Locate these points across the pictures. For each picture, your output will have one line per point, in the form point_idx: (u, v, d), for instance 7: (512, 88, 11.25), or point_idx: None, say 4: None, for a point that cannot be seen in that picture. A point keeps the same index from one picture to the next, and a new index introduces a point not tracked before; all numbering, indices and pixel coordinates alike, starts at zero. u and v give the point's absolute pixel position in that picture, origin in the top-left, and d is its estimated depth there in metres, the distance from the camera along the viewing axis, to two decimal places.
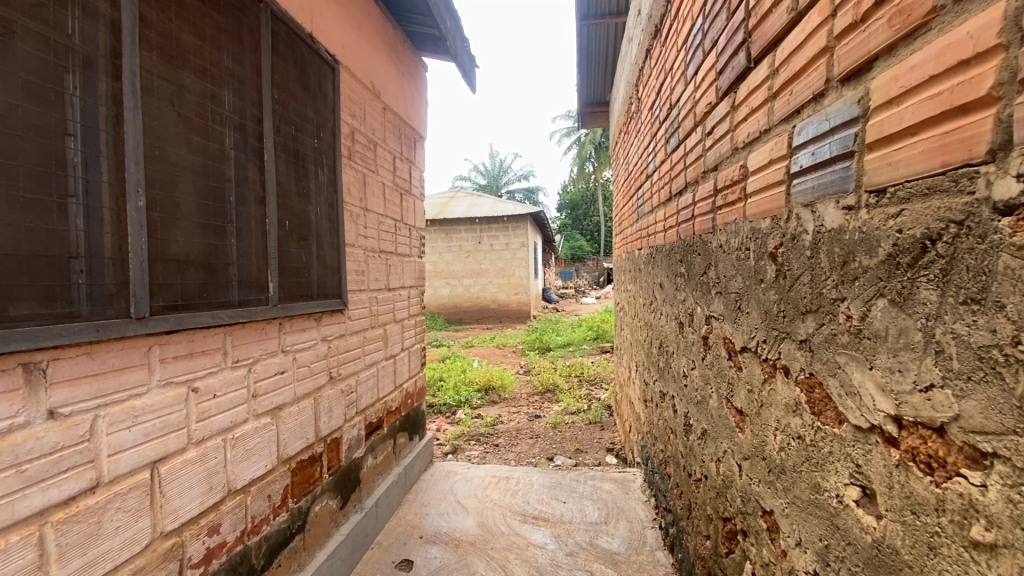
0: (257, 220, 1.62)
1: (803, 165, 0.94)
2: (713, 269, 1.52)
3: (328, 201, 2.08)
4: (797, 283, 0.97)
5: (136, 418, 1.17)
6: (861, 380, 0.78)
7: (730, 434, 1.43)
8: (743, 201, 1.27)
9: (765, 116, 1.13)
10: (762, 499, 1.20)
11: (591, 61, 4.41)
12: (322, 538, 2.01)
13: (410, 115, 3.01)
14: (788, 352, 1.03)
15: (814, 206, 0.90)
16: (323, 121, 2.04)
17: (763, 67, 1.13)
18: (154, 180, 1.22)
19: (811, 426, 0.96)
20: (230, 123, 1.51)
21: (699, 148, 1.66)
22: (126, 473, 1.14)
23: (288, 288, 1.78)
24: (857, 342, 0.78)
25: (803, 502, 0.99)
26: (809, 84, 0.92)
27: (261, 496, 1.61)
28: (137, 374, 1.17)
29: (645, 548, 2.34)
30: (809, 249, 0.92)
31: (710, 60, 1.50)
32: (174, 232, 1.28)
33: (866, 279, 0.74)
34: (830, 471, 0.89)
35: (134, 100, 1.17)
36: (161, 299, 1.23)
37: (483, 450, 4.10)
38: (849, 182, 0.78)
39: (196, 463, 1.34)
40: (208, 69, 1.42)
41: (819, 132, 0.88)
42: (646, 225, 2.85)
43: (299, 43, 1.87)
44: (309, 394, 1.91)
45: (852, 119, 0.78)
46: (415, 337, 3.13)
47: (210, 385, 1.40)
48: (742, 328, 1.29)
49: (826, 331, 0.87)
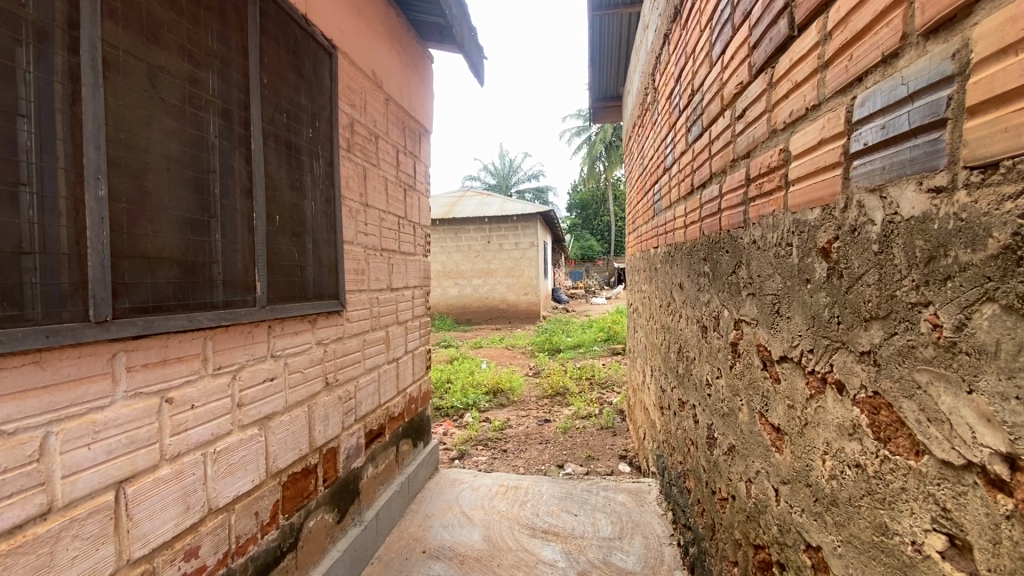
0: (243, 214, 1.49)
1: (867, 143, 0.79)
2: (745, 268, 1.36)
3: (325, 195, 1.95)
4: (858, 284, 0.81)
5: (98, 433, 1.04)
6: (953, 405, 0.63)
7: (765, 453, 1.28)
8: (784, 190, 1.11)
9: (813, 90, 0.97)
10: (807, 532, 1.05)
11: (603, 53, 4.25)
12: (317, 555, 1.88)
13: (414, 107, 2.88)
14: (843, 365, 0.88)
15: (883, 191, 0.75)
16: (319, 110, 1.91)
17: (810, 34, 0.98)
18: (119, 167, 1.09)
19: (874, 453, 0.81)
20: (214, 109, 1.38)
21: (727, 134, 1.51)
22: (85, 496, 1.01)
23: (278, 289, 1.65)
24: (948, 358, 0.63)
25: (864, 544, 0.84)
26: (877, 44, 0.77)
27: (247, 513, 1.49)
28: (99, 385, 1.04)
29: (662, 568, 2.18)
30: (874, 242, 0.77)
31: (742, 34, 1.35)
32: (144, 226, 1.15)
33: (965, 278, 0.59)
34: (902, 512, 0.74)
35: (96, 77, 1.04)
36: (128, 301, 1.10)
37: (491, 456, 3.96)
38: (940, 158, 0.63)
39: (171, 481, 1.22)
40: (187, 48, 1.29)
41: (892, 100, 0.73)
42: (663, 221, 2.68)
43: (292, 25, 1.73)
44: (302, 402, 1.78)
45: (944, 79, 0.63)
46: (419, 340, 3.00)
47: (187, 395, 1.27)
48: (781, 335, 1.13)
49: (898, 342, 0.72)
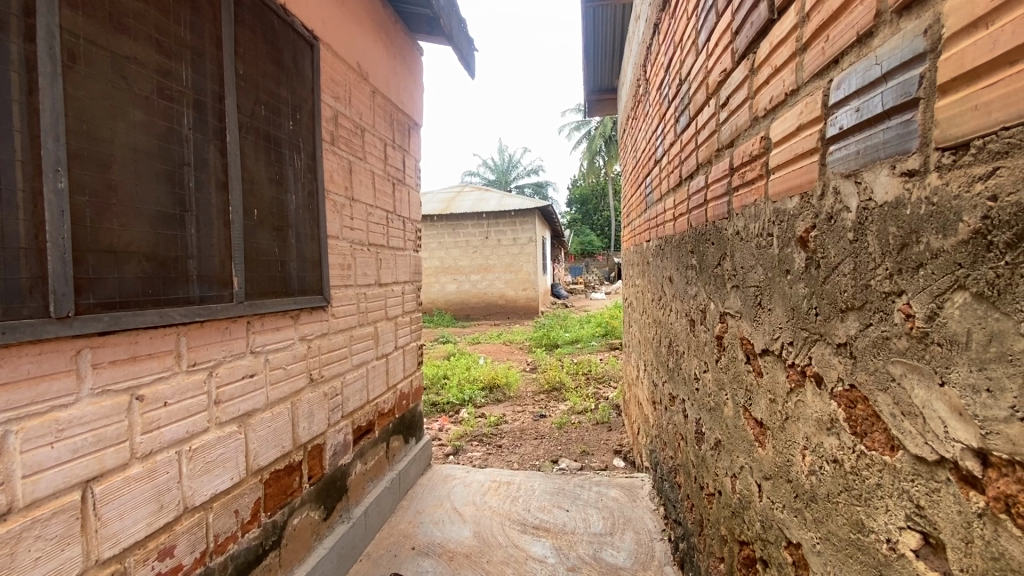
0: (219, 208, 1.46)
1: (843, 127, 0.76)
2: (729, 260, 1.33)
3: (308, 189, 1.92)
4: (834, 274, 0.78)
5: (61, 432, 1.02)
6: (926, 399, 0.61)
7: (749, 448, 1.25)
8: (765, 179, 1.08)
9: (792, 75, 0.94)
10: (788, 529, 1.02)
11: (596, 45, 4.20)
12: (302, 553, 1.86)
13: (403, 100, 2.85)
14: (820, 358, 0.85)
15: (857, 176, 0.72)
16: (300, 102, 1.88)
17: (789, 17, 0.95)
18: (82, 160, 1.07)
19: (851, 449, 0.78)
20: (187, 100, 1.35)
21: (711, 123, 1.48)
22: (48, 495, 1.00)
23: (257, 284, 1.62)
24: (921, 349, 0.60)
25: (842, 542, 0.81)
26: (852, 23, 0.74)
27: (226, 512, 1.47)
28: (61, 382, 1.02)
29: (653, 563, 2.17)
30: (849, 230, 0.74)
31: (725, 21, 1.31)
32: (110, 220, 1.13)
33: (936, 265, 0.56)
34: (878, 509, 0.72)
35: (53, 66, 1.01)
36: (93, 296, 1.08)
37: (485, 452, 3.94)
38: (912, 140, 0.61)
39: (143, 480, 1.20)
40: (157, 37, 1.26)
41: (866, 80, 0.70)
42: (655, 215, 2.65)
43: (270, 15, 1.70)
44: (284, 399, 1.75)
45: (916, 56, 0.60)
46: (410, 336, 2.98)
47: (160, 392, 1.25)
48: (763, 328, 1.11)
49: (873, 333, 0.69)
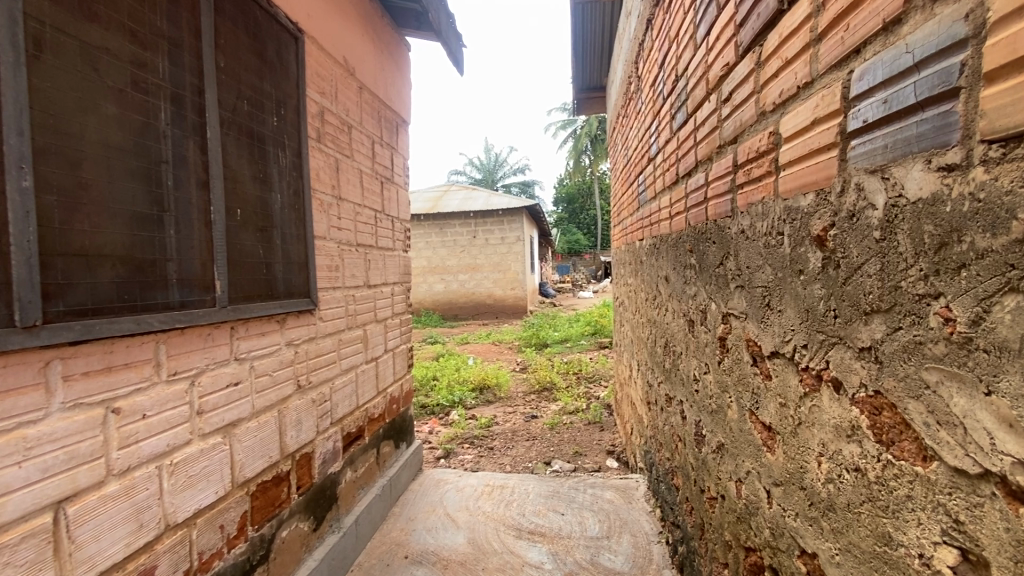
0: (200, 207, 1.38)
1: (867, 120, 0.72)
2: (733, 260, 1.30)
3: (293, 187, 1.84)
4: (857, 275, 0.75)
5: (29, 450, 0.95)
6: (968, 408, 0.57)
7: (756, 453, 1.22)
8: (774, 175, 1.04)
9: (806, 67, 0.90)
10: (801, 538, 0.99)
11: (585, 42, 4.17)
12: (291, 566, 1.79)
13: (391, 96, 2.77)
14: (840, 362, 0.81)
15: (885, 171, 0.68)
16: (284, 98, 1.80)
17: (802, 6, 0.91)
18: (50, 156, 0.99)
19: (875, 457, 0.75)
20: (164, 93, 1.27)
21: (712, 119, 1.44)
22: (15, 519, 0.92)
23: (241, 287, 1.55)
24: (962, 356, 0.56)
25: (866, 555, 0.78)
26: (876, 11, 0.70)
27: (211, 527, 1.40)
28: (29, 397, 0.95)
29: (651, 567, 2.13)
30: (875, 229, 0.70)
31: (727, 14, 1.28)
32: (79, 220, 1.05)
33: (983, 266, 0.53)
34: (907, 522, 0.68)
35: (16, 54, 0.93)
36: (63, 303, 1.01)
37: (477, 454, 3.88)
38: (952, 133, 0.57)
39: (121, 499, 1.12)
40: (130, 25, 1.18)
41: (896, 69, 0.66)
42: (648, 214, 2.61)
43: (252, 5, 1.62)
44: (271, 407, 1.68)
45: (955, 44, 0.56)
46: (399, 338, 2.91)
47: (137, 404, 1.17)
48: (772, 330, 1.07)
49: (903, 337, 0.66)
